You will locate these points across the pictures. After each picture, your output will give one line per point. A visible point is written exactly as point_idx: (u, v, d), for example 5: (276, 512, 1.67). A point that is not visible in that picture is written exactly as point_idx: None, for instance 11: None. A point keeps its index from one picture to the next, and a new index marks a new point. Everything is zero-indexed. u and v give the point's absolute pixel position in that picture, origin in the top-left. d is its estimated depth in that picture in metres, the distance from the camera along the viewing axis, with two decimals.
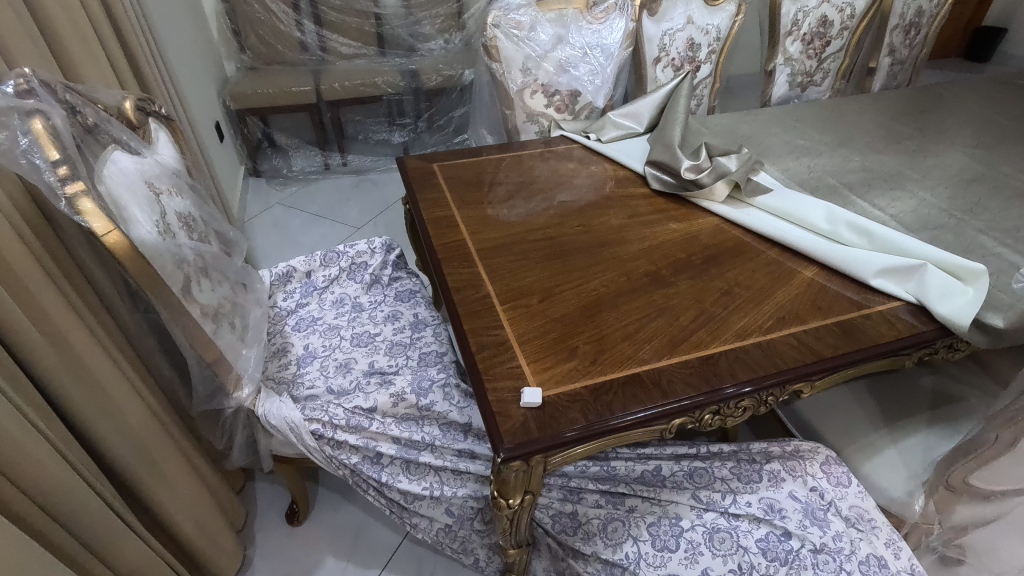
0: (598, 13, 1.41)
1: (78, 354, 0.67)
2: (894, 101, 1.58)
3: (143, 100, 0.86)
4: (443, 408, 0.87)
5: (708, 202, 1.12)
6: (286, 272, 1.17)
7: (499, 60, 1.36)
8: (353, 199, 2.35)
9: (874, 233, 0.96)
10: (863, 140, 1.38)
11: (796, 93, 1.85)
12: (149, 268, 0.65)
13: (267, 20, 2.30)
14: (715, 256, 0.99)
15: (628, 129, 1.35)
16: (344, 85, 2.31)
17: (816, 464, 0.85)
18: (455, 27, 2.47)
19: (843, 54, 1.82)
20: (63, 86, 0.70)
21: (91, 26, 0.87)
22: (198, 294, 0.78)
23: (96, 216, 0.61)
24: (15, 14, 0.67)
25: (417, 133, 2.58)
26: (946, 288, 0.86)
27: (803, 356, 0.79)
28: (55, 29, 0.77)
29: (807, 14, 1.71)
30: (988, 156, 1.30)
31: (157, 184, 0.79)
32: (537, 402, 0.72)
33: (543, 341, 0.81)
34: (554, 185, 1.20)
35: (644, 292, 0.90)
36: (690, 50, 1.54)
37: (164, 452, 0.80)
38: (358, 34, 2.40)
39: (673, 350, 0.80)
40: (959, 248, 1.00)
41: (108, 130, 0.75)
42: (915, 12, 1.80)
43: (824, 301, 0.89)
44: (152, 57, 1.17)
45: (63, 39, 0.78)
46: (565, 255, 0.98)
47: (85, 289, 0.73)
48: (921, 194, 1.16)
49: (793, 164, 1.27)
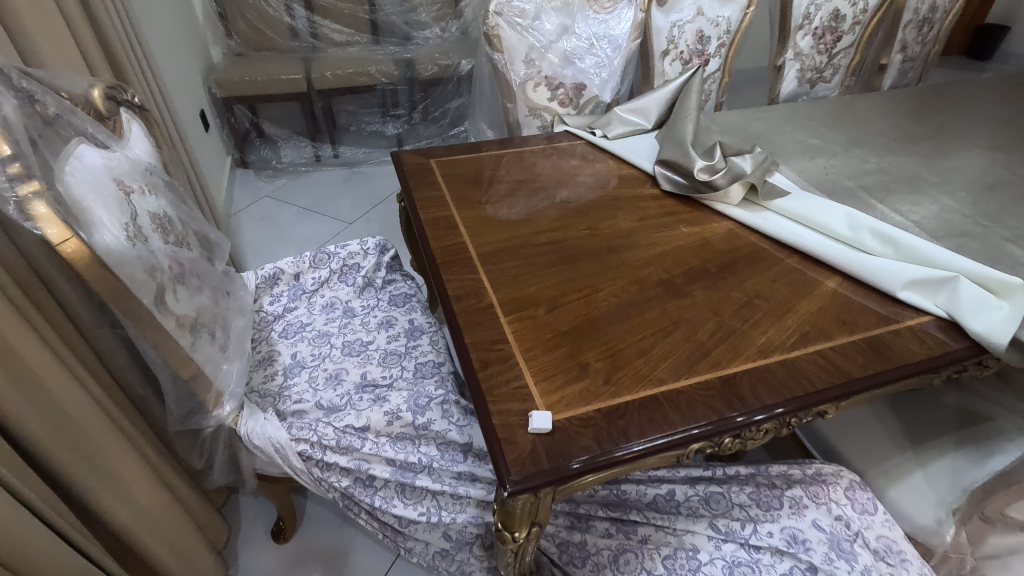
0: (606, 3, 1.34)
1: (34, 374, 0.59)
2: (908, 99, 1.53)
3: (114, 88, 0.78)
4: (442, 428, 0.81)
5: (723, 205, 1.05)
6: (273, 274, 1.10)
7: (500, 50, 1.28)
8: (344, 193, 2.26)
9: (901, 242, 0.91)
10: (879, 140, 1.32)
11: (805, 89, 1.79)
12: (115, 280, 0.58)
13: (254, 4, 2.20)
14: (731, 264, 0.93)
15: (636, 126, 1.29)
16: (336, 74, 2.23)
17: (840, 489, 0.79)
18: (451, 16, 2.36)
19: (854, 50, 1.76)
20: (18, 73, 0.63)
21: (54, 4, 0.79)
22: (173, 304, 0.71)
23: (51, 221, 0.54)
24: None
25: (412, 125, 2.48)
26: (980, 302, 0.81)
27: (831, 377, 0.73)
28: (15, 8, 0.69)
29: (819, 8, 1.65)
30: (1008, 159, 1.25)
31: (128, 182, 0.71)
32: (547, 428, 0.66)
33: (549, 356, 0.75)
34: (556, 183, 1.13)
35: (657, 302, 0.84)
36: (700, 42, 1.47)
37: (134, 473, 0.73)
38: (351, 20, 2.31)
39: (691, 368, 0.74)
40: (986, 258, 0.95)
41: (70, 122, 0.67)
42: (930, 8, 1.74)
43: (850, 315, 0.83)
44: (126, 37, 1.08)
45: (21, 18, 0.70)
46: (571, 260, 0.92)
47: (43, 295, 0.66)
48: (942, 198, 1.10)
49: (807, 164, 1.21)
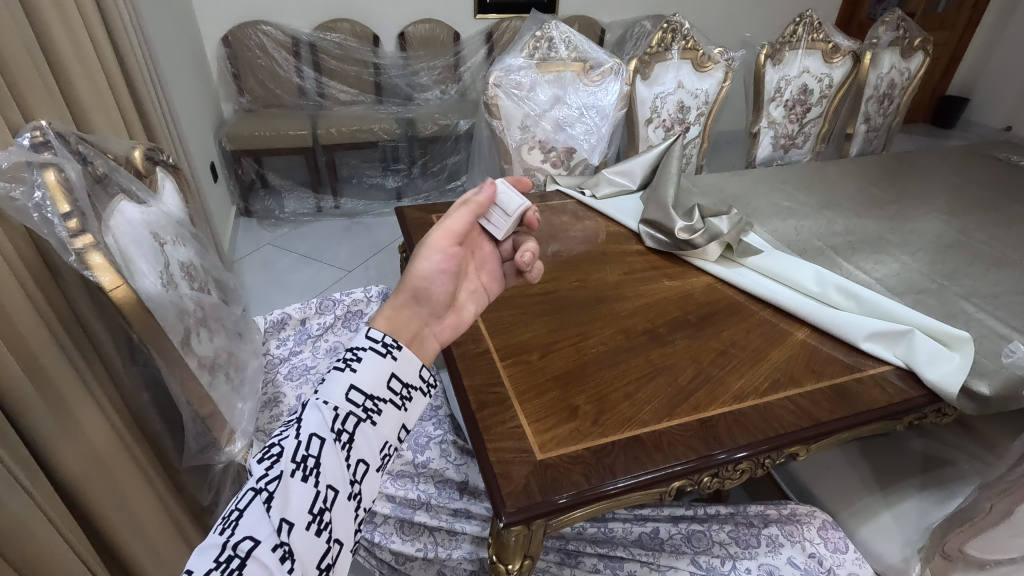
0: (594, 77, 1.49)
1: (67, 408, 0.67)
2: (871, 165, 1.66)
3: (153, 150, 0.86)
4: (439, 466, 0.90)
5: (702, 261, 1.14)
6: (281, 319, 1.16)
7: (499, 117, 1.43)
8: (343, 241, 2.35)
9: (863, 297, 0.99)
10: (846, 203, 1.44)
11: (779, 154, 1.93)
12: (154, 322, 0.64)
13: (267, 66, 2.55)
14: (710, 314, 1.01)
15: (622, 187, 1.39)
16: (341, 131, 2.36)
17: (813, 529, 0.86)
18: (451, 79, 2.77)
19: (822, 120, 1.92)
20: (76, 137, 0.71)
21: (107, 82, 0.98)
22: (197, 346, 0.76)
23: (105, 270, 0.60)
24: (38, 76, 0.74)
25: (411, 179, 2.62)
26: (933, 353, 0.90)
27: (800, 420, 0.80)
28: (76, 89, 0.85)
29: (789, 82, 1.81)
30: (963, 223, 1.36)
31: (162, 235, 0.78)
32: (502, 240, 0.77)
33: (499, 247, 0.81)
34: (548, 236, 1.22)
35: (642, 350, 0.91)
36: (680, 112, 1.63)
37: (144, 506, 0.79)
38: (356, 82, 2.67)
39: (672, 411, 0.81)
40: (942, 312, 1.03)
41: (117, 180, 0.75)
42: (888, 84, 1.92)
43: (818, 364, 0.90)
44: (161, 113, 1.30)
45: (85, 106, 0.87)
46: (563, 309, 0.99)
47: (75, 330, 0.74)
48: (903, 258, 1.20)
49: (781, 225, 1.31)
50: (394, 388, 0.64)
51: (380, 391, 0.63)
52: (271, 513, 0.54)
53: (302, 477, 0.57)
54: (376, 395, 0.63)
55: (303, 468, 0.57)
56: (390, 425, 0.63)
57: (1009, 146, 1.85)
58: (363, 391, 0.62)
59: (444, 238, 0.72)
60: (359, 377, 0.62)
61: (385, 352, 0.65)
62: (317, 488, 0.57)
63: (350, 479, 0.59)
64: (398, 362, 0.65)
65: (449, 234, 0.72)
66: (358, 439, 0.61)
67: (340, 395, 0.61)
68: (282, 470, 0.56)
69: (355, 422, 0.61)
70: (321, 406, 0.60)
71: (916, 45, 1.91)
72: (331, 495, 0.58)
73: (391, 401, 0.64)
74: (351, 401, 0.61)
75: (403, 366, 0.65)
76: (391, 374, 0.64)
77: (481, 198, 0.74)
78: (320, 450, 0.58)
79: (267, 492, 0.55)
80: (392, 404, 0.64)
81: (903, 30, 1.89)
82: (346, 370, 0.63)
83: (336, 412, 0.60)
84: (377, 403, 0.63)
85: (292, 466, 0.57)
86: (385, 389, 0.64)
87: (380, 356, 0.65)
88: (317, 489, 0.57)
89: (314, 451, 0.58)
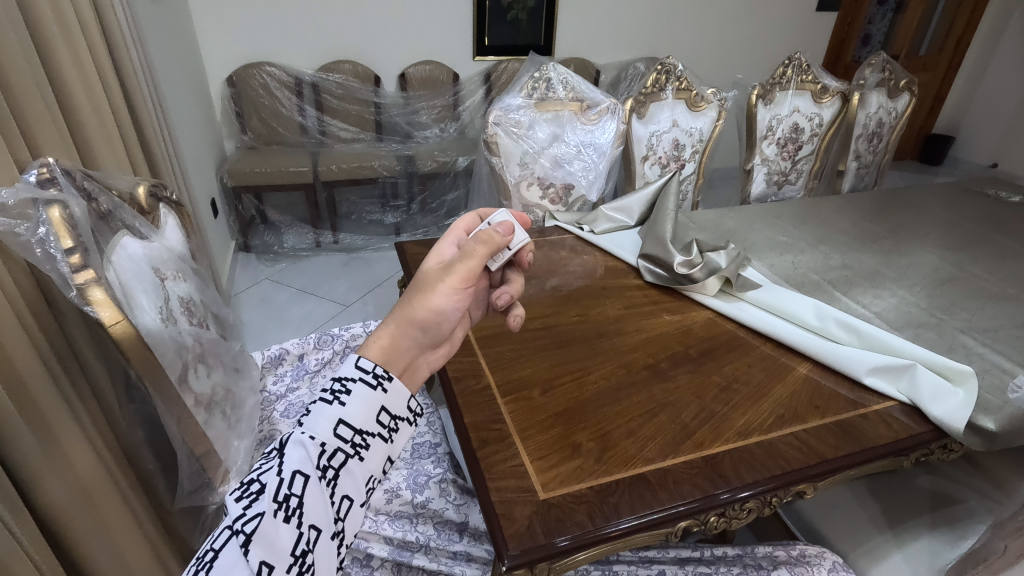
0: (591, 116, 1.52)
1: (59, 447, 0.65)
2: (865, 202, 1.69)
3: (157, 186, 0.87)
4: (439, 506, 0.88)
5: (701, 295, 1.14)
6: (279, 355, 1.16)
7: (498, 155, 1.46)
8: (342, 276, 2.35)
9: (864, 332, 1.00)
10: (841, 238, 1.45)
11: (773, 191, 1.97)
12: (152, 357, 0.63)
13: (270, 105, 2.61)
14: (710, 349, 1.00)
15: (620, 223, 1.40)
16: (341, 167, 2.40)
17: (824, 570, 0.84)
18: (450, 117, 2.84)
19: (814, 157, 1.95)
20: (83, 174, 0.72)
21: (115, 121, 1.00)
22: (194, 382, 0.75)
23: (106, 306, 0.60)
24: (48, 115, 0.75)
25: (410, 215, 2.65)
26: (937, 388, 0.89)
27: (806, 457, 0.79)
28: (84, 127, 0.87)
29: (780, 121, 1.86)
30: (958, 258, 1.37)
31: (163, 270, 0.78)
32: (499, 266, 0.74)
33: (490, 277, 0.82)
34: (547, 271, 1.22)
35: (644, 386, 0.91)
36: (675, 149, 1.66)
37: (133, 548, 0.76)
38: (357, 120, 2.73)
39: (676, 449, 0.79)
40: (943, 347, 1.03)
41: (120, 216, 0.75)
42: (877, 123, 1.97)
43: (821, 399, 0.90)
44: (166, 150, 1.32)
45: (93, 143, 0.88)
46: (564, 344, 0.99)
47: (72, 366, 0.73)
48: (900, 292, 1.21)
49: (778, 260, 1.32)
50: (383, 422, 0.61)
51: (369, 425, 0.60)
52: (250, 556, 0.51)
53: (285, 517, 0.54)
54: (364, 430, 0.59)
55: (285, 508, 0.54)
56: (377, 459, 0.60)
57: (998, 182, 1.88)
58: (352, 425, 0.59)
59: (463, 276, 0.65)
60: (347, 411, 0.59)
61: (376, 384, 0.61)
62: (300, 529, 0.54)
63: (334, 518, 0.56)
64: (388, 395, 0.61)
65: (469, 274, 0.66)
66: (343, 476, 0.58)
67: (327, 430, 0.57)
68: (263, 510, 0.54)
69: (342, 459, 0.58)
70: (306, 442, 0.56)
71: (902, 86, 1.97)
72: (314, 535, 0.55)
73: (379, 435, 0.61)
74: (339, 436, 0.58)
75: (393, 399, 0.62)
76: (381, 407, 0.61)
77: (502, 237, 0.67)
78: (304, 488, 0.55)
79: (244, 535, 0.52)
80: (380, 437, 0.61)
81: (889, 72, 1.95)
82: (333, 403, 0.59)
83: (322, 448, 0.57)
84: (366, 438, 0.59)
85: (275, 505, 0.54)
86: (374, 423, 0.60)
87: (370, 388, 0.60)
88: (300, 530, 0.54)
89: (298, 490, 0.55)
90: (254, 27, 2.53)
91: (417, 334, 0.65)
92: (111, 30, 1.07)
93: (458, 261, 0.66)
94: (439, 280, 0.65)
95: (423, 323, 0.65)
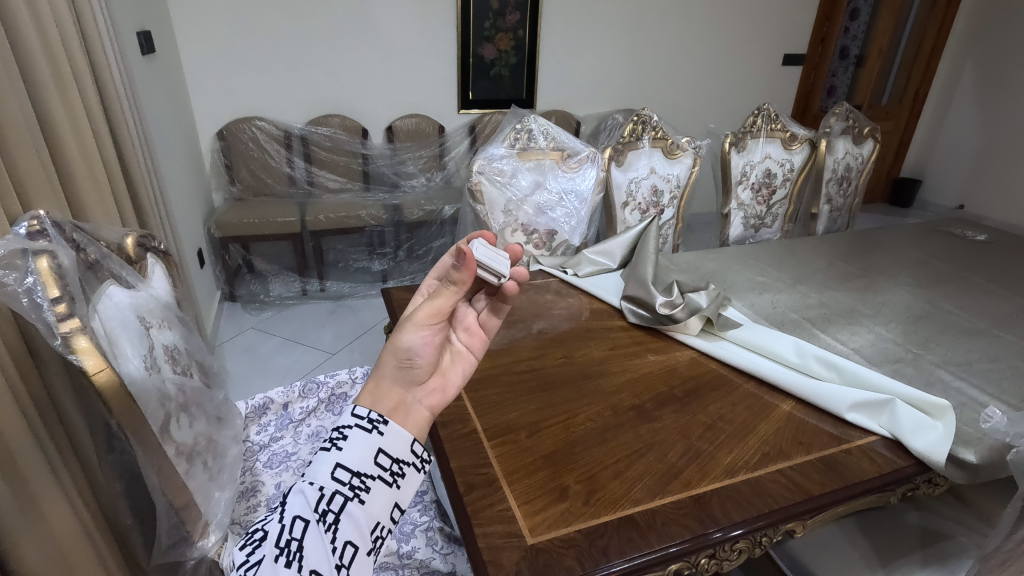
0: (572, 164, 1.58)
1: (34, 501, 0.63)
2: (839, 242, 1.74)
3: (145, 237, 0.88)
4: (425, 556, 0.87)
5: (683, 334, 1.16)
6: (263, 404, 1.14)
7: (482, 202, 1.51)
8: (328, 325, 2.34)
9: (844, 369, 1.01)
10: (818, 277, 1.49)
11: (750, 233, 2.02)
12: (135, 407, 0.62)
13: (259, 157, 2.67)
14: (695, 389, 1.01)
15: (602, 266, 1.43)
16: (329, 217, 2.44)
17: None
18: (436, 167, 2.92)
19: (788, 201, 2.03)
20: (72, 227, 0.75)
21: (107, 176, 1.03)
22: (176, 432, 0.74)
23: (91, 353, 0.60)
24: (41, 169, 0.77)
25: (396, 262, 2.67)
26: (917, 423, 0.91)
27: (794, 495, 0.79)
28: (75, 179, 0.88)
29: (753, 167, 1.93)
30: (930, 295, 1.41)
31: (148, 319, 0.79)
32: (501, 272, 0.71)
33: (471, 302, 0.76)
34: (533, 314, 1.23)
35: (630, 427, 0.91)
36: (654, 195, 1.71)
37: None
38: (344, 171, 2.80)
39: (664, 489, 0.79)
40: (921, 381, 1.05)
41: (107, 267, 0.76)
42: (845, 168, 2.06)
43: (804, 436, 0.90)
44: (155, 200, 1.35)
45: (83, 197, 0.90)
46: (549, 387, 0.99)
47: (53, 419, 0.72)
48: (876, 329, 1.24)
49: (757, 299, 1.35)
50: (383, 464, 0.59)
51: (367, 467, 0.58)
52: None
53: (286, 562, 0.53)
54: (363, 472, 0.57)
55: (287, 553, 0.53)
56: (381, 504, 0.57)
57: (963, 222, 1.96)
58: (349, 468, 0.57)
59: (428, 314, 0.62)
60: (345, 455, 0.57)
61: (371, 428, 0.59)
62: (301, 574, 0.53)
63: (335, 564, 0.54)
64: (385, 437, 0.59)
65: (438, 312, 0.62)
66: (344, 520, 0.55)
67: (325, 475, 0.56)
68: (265, 555, 0.53)
69: (342, 502, 0.56)
70: (305, 488, 0.56)
71: (865, 132, 2.08)
72: None
73: (381, 478, 0.58)
74: (336, 480, 0.56)
75: (391, 441, 0.59)
76: (379, 449, 0.59)
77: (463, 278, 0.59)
78: (304, 533, 0.54)
79: None
80: (382, 480, 0.58)
81: (852, 120, 2.06)
82: (332, 449, 0.58)
83: (321, 493, 0.55)
84: (365, 480, 0.57)
85: (276, 550, 0.54)
86: (373, 465, 0.58)
87: (366, 432, 0.59)
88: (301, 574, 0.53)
89: (297, 534, 0.54)
90: (245, 84, 2.61)
91: (395, 375, 0.63)
92: (107, 90, 1.11)
93: (426, 299, 0.62)
94: (405, 318, 0.62)
95: (398, 365, 0.62)
